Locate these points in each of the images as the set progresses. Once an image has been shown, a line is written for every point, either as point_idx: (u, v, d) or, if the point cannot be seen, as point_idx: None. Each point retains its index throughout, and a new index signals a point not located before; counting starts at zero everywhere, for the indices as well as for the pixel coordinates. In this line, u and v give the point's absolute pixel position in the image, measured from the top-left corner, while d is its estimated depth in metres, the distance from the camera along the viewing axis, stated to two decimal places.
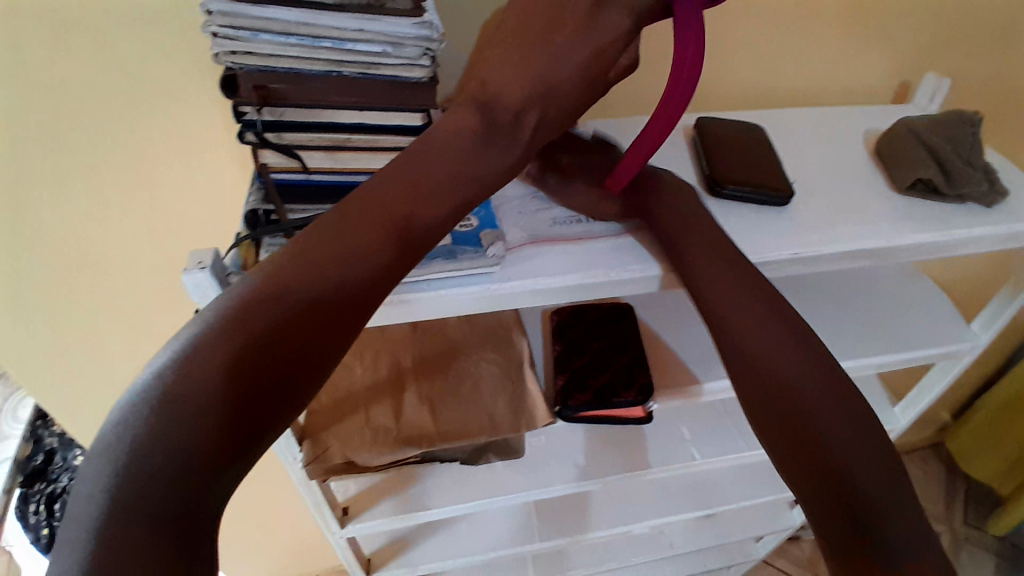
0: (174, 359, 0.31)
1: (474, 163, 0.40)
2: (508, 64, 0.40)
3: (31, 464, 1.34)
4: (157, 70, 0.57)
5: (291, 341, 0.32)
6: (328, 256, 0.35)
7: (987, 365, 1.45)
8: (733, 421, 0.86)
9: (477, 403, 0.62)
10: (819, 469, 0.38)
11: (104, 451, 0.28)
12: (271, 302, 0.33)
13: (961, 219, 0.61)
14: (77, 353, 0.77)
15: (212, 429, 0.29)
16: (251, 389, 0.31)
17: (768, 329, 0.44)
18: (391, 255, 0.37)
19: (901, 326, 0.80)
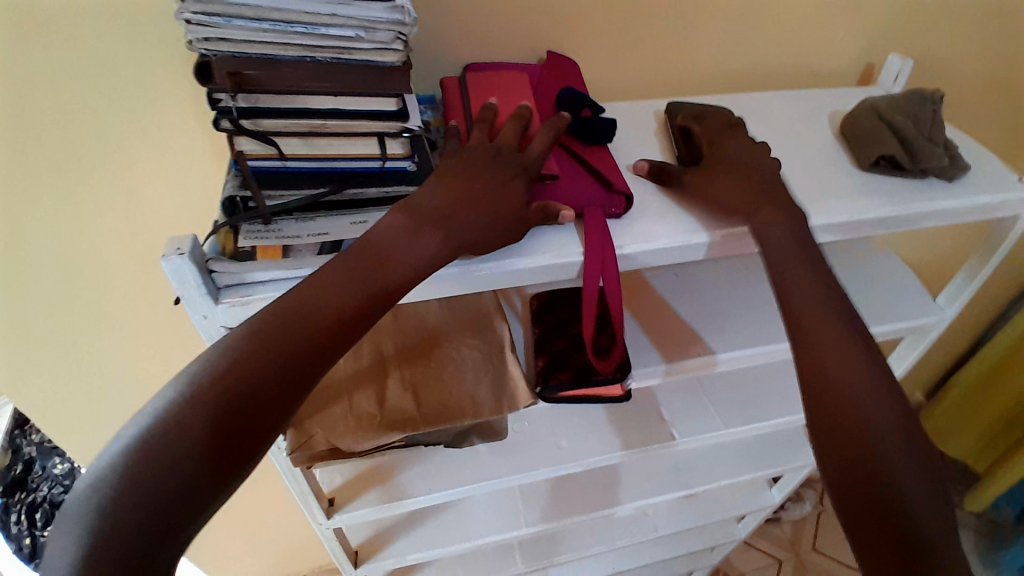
0: (161, 410, 0.35)
1: (407, 253, 0.42)
2: (462, 181, 0.46)
3: (10, 474, 1.32)
4: (124, 61, 0.57)
5: (243, 419, 0.36)
6: (286, 333, 0.38)
7: (956, 343, 1.50)
8: (712, 401, 0.88)
9: (459, 387, 0.62)
10: (879, 496, 0.41)
11: (91, 496, 0.32)
12: (233, 372, 0.36)
13: (923, 194, 0.64)
14: (49, 354, 0.76)
15: (173, 492, 0.33)
16: (210, 455, 0.35)
17: (856, 361, 0.45)
18: (340, 332, 0.39)
19: (871, 302, 0.83)
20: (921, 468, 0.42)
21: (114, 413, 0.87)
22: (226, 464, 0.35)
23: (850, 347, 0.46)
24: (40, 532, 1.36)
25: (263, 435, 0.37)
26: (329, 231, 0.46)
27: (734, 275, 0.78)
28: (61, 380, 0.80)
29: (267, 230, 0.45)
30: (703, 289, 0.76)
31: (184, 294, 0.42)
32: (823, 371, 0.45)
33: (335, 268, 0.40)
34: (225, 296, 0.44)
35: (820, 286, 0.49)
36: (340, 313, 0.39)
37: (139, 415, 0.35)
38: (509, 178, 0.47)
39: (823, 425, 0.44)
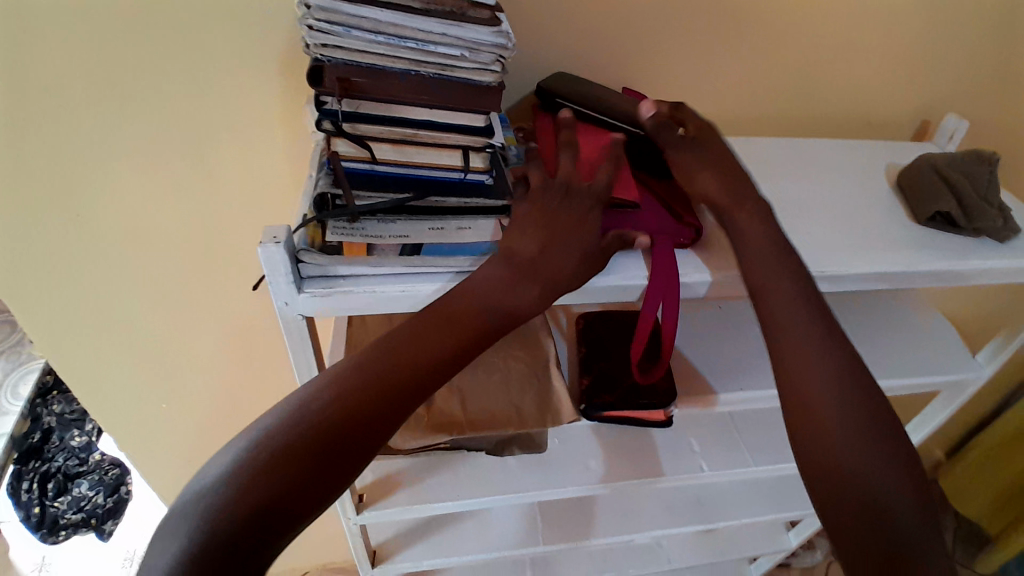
0: (242, 448, 0.40)
1: (498, 304, 0.46)
2: (530, 224, 0.48)
3: (27, 442, 1.44)
4: (220, 57, 0.61)
5: (331, 438, 0.41)
6: (364, 378, 0.43)
7: (982, 404, 1.48)
8: (740, 438, 0.88)
9: (505, 397, 0.64)
10: (852, 499, 0.44)
11: (182, 520, 0.37)
12: (315, 412, 0.41)
13: (976, 252, 0.65)
14: (106, 325, 0.80)
15: (275, 498, 0.38)
16: (296, 463, 0.39)
17: (842, 413, 0.47)
18: (416, 377, 0.44)
19: (910, 354, 0.83)
20: (888, 470, 0.45)
21: (156, 390, 0.90)
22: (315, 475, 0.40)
23: (841, 397, 0.47)
24: (51, 501, 1.38)
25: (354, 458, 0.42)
26: (409, 235, 0.48)
27: None
28: (111, 352, 0.83)
29: (352, 228, 0.47)
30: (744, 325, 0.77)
31: (272, 279, 0.45)
32: (795, 376, 0.48)
33: (421, 322, 0.45)
34: (308, 286, 0.47)
35: (796, 281, 0.51)
36: (414, 361, 0.44)
37: (226, 450, 0.40)
38: (588, 219, 0.49)
39: (802, 435, 0.47)
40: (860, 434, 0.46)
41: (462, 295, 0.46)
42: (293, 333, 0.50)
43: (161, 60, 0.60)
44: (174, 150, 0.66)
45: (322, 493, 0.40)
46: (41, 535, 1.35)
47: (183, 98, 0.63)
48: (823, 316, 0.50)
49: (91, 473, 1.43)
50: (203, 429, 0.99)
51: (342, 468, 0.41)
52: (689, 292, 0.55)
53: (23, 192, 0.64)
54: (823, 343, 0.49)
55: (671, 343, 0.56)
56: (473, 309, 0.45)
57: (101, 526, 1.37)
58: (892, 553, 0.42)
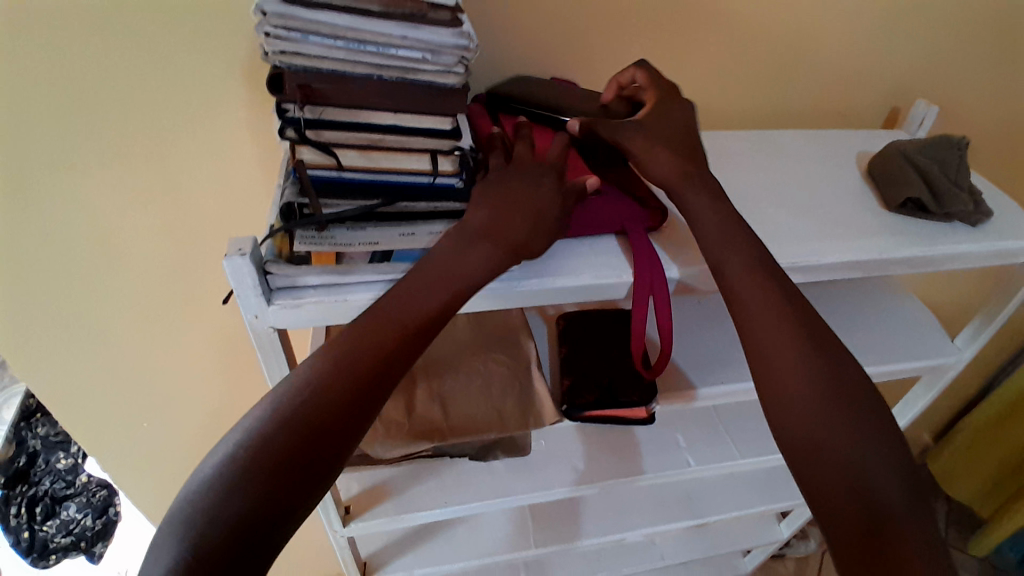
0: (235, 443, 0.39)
1: (472, 273, 0.45)
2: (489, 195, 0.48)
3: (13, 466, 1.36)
4: (181, 70, 0.60)
5: (317, 425, 0.40)
6: (340, 365, 0.41)
7: (967, 386, 1.50)
8: (727, 431, 0.89)
9: (486, 401, 0.64)
10: (826, 464, 0.44)
11: (180, 517, 0.37)
12: (299, 404, 0.40)
13: (947, 236, 0.65)
14: (78, 346, 0.78)
15: (270, 482, 0.38)
16: (293, 450, 0.39)
17: (813, 383, 0.46)
18: (391, 359, 0.43)
19: (890, 340, 0.83)
20: (862, 430, 0.45)
21: (135, 409, 0.89)
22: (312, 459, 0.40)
23: (814, 370, 0.46)
24: (39, 526, 1.36)
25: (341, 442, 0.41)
26: (379, 241, 0.48)
27: None
28: (85, 374, 0.81)
29: (320, 236, 0.47)
30: (725, 319, 0.77)
31: (239, 291, 0.44)
32: (758, 349, 0.48)
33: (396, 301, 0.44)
34: (277, 297, 0.46)
35: (753, 252, 0.50)
36: (382, 343, 0.43)
37: (220, 447, 0.40)
38: (547, 186, 0.49)
39: (771, 408, 0.47)
40: (825, 396, 0.45)
41: (436, 269, 0.45)
42: (265, 345, 0.49)
43: (120, 75, 0.58)
44: (139, 165, 0.65)
45: (319, 477, 0.40)
46: (32, 560, 1.35)
47: (144, 112, 0.61)
48: (776, 283, 0.49)
49: (79, 495, 1.41)
50: (186, 447, 0.97)
51: (332, 453, 0.41)
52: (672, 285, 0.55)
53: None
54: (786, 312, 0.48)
55: (671, 337, 0.56)
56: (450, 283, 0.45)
57: (91, 548, 1.38)
58: (871, 523, 0.42)
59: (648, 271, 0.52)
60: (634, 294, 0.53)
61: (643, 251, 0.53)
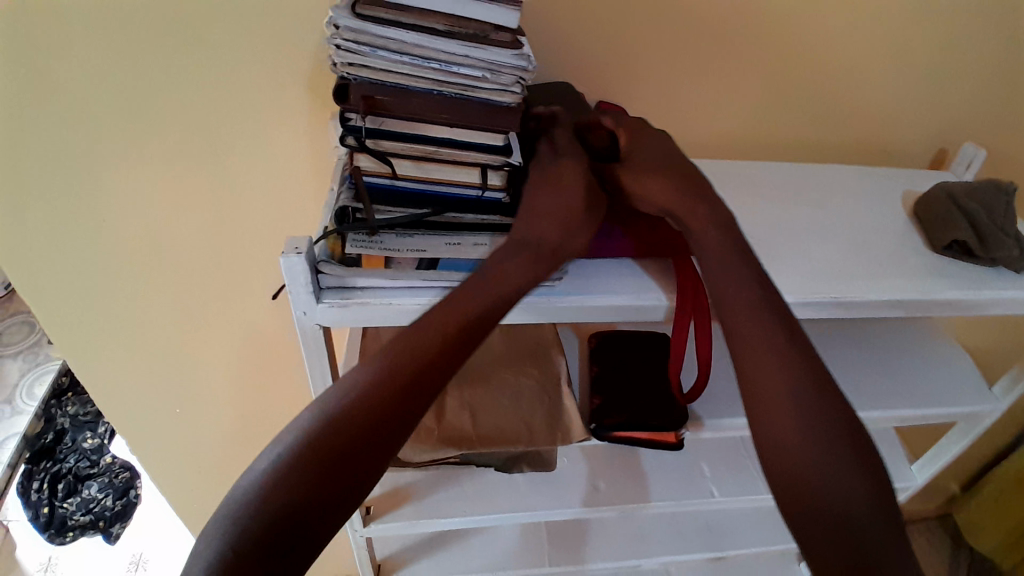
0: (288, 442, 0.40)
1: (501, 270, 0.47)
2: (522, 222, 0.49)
3: (41, 441, 1.53)
4: (248, 73, 0.63)
5: (353, 432, 0.41)
6: (374, 378, 0.43)
7: (1001, 439, 1.45)
8: (751, 462, 0.88)
9: (516, 413, 0.64)
10: (824, 512, 0.40)
11: (235, 506, 0.38)
12: (342, 411, 0.41)
13: (993, 281, 0.64)
14: (125, 329, 0.81)
15: (295, 508, 0.38)
16: (317, 478, 0.39)
17: (806, 433, 0.43)
18: (415, 369, 0.43)
19: (926, 383, 0.82)
20: (851, 478, 0.41)
21: (171, 396, 0.92)
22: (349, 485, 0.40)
23: (811, 429, 0.43)
24: (59, 503, 1.42)
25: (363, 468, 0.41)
26: (426, 249, 0.49)
27: None
28: (128, 356, 0.85)
29: (371, 240, 0.48)
30: None
31: (292, 288, 0.46)
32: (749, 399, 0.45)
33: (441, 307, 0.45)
34: (327, 296, 0.48)
35: (756, 289, 0.48)
36: (410, 355, 0.44)
37: (273, 447, 0.41)
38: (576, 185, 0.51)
39: (765, 452, 0.44)
40: (819, 445, 0.42)
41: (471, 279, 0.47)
42: (310, 341, 0.51)
43: (191, 74, 0.62)
44: (200, 161, 0.68)
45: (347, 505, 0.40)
46: (50, 536, 1.38)
47: (210, 110, 0.65)
48: (783, 340, 0.46)
49: (101, 475, 1.49)
50: (214, 438, 1.00)
51: (357, 479, 0.41)
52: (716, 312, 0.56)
53: (54, 200, 0.67)
54: (783, 357, 0.45)
55: (709, 364, 0.56)
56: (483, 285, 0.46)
57: (109, 528, 1.38)
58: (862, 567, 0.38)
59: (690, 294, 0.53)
60: (673, 319, 0.54)
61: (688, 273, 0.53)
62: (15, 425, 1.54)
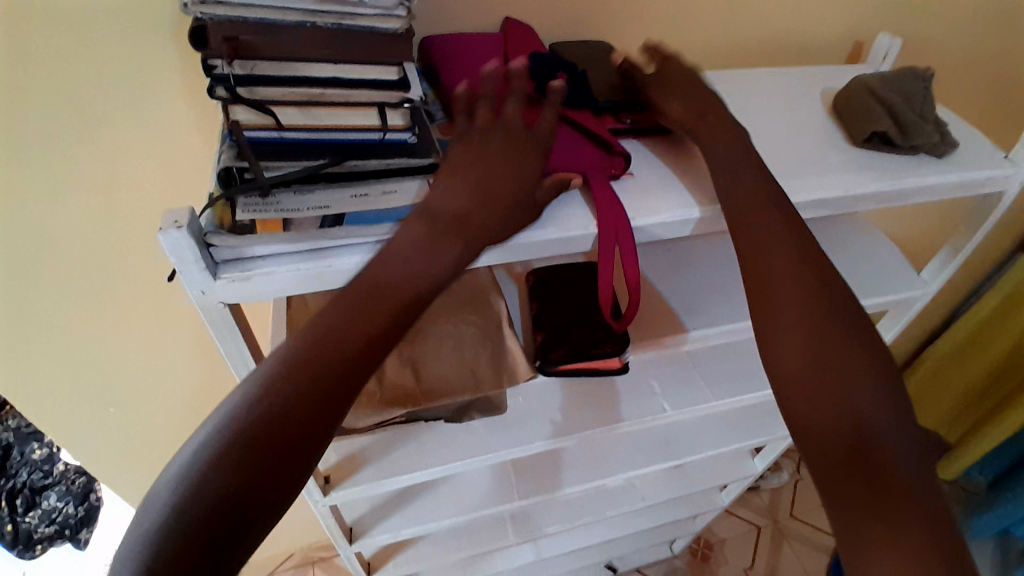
0: (198, 445, 0.37)
1: (429, 247, 0.43)
2: (468, 167, 0.46)
3: None
4: (98, 28, 0.54)
5: (292, 421, 0.39)
6: (309, 368, 0.40)
7: (929, 319, 1.57)
8: (700, 373, 0.90)
9: (459, 362, 0.63)
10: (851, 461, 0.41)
11: (146, 520, 0.35)
12: (273, 404, 0.38)
13: (914, 170, 0.65)
14: (26, 336, 0.73)
15: (218, 514, 0.35)
16: (247, 470, 0.37)
17: (853, 398, 0.42)
18: (353, 354, 0.41)
19: (857, 276, 0.85)
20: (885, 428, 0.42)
21: (101, 395, 0.85)
22: (276, 478, 0.38)
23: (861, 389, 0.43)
24: (22, 518, 1.35)
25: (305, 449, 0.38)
26: (330, 205, 0.44)
27: (721, 256, 0.81)
28: (38, 362, 0.77)
29: (266, 203, 0.43)
30: (692, 268, 0.79)
31: (180, 266, 0.41)
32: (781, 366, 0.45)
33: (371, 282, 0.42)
34: (223, 271, 0.43)
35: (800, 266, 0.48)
36: (348, 341, 0.41)
37: (180, 456, 0.38)
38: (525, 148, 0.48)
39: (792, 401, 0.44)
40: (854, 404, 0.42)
41: (391, 251, 0.43)
42: (217, 323, 0.47)
43: (25, 35, 0.52)
44: (65, 137, 0.59)
45: (282, 502, 0.38)
46: (19, 551, 1.35)
47: (61, 77, 0.55)
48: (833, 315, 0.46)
49: (58, 484, 1.38)
50: (162, 429, 0.96)
51: (291, 471, 0.38)
52: (645, 234, 0.54)
53: None
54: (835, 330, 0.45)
55: (639, 286, 0.55)
56: (414, 262, 0.43)
57: (75, 535, 1.37)
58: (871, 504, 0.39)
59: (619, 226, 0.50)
60: (600, 245, 0.51)
61: (611, 202, 0.50)
62: None
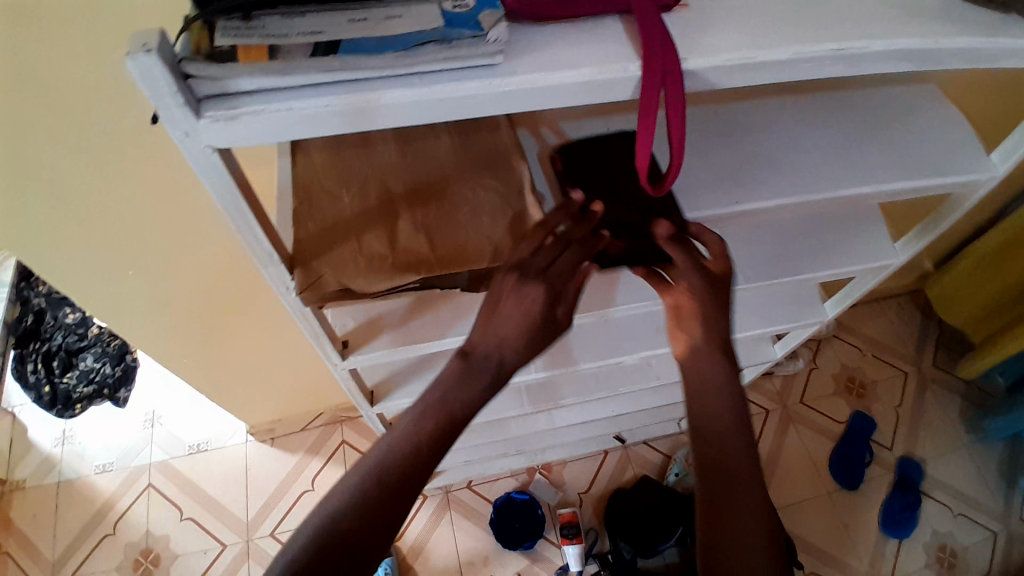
0: (343, 500, 0.52)
1: (512, 330, 0.56)
2: (543, 283, 0.57)
3: (21, 324, 1.59)
4: None
5: (420, 455, 0.54)
6: (428, 415, 0.55)
7: (981, 214, 1.45)
8: (731, 255, 0.85)
9: (476, 229, 0.58)
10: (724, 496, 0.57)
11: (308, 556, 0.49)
12: (403, 451, 0.54)
13: (1017, 23, 0.54)
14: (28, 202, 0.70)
15: (355, 538, 0.50)
16: (376, 507, 0.52)
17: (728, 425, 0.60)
18: (454, 397, 0.56)
19: (922, 156, 0.75)
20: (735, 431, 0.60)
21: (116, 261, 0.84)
22: (397, 502, 0.52)
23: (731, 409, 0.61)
24: (60, 379, 1.54)
25: (460, 403, 0.56)
26: (323, 30, 0.37)
27: (761, 131, 0.74)
28: (44, 229, 0.74)
29: (248, 28, 0.36)
30: (723, 148, 0.72)
31: (156, 99, 0.36)
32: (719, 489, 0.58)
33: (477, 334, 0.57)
34: (207, 109, 0.38)
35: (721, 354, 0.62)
36: (443, 395, 0.56)
37: (325, 503, 0.52)
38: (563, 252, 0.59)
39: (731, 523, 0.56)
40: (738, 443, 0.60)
41: (488, 313, 0.57)
42: (209, 171, 0.42)
43: None
44: None
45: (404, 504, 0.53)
46: (58, 410, 1.52)
47: None
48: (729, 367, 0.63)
49: (94, 346, 1.58)
50: (181, 292, 0.95)
51: (407, 490, 0.53)
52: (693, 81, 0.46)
53: None
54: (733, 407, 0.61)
55: (683, 148, 0.48)
56: (496, 316, 0.57)
57: (114, 394, 1.55)
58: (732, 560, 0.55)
59: (666, 67, 0.43)
60: (642, 93, 0.44)
61: (654, 29, 0.42)
62: None
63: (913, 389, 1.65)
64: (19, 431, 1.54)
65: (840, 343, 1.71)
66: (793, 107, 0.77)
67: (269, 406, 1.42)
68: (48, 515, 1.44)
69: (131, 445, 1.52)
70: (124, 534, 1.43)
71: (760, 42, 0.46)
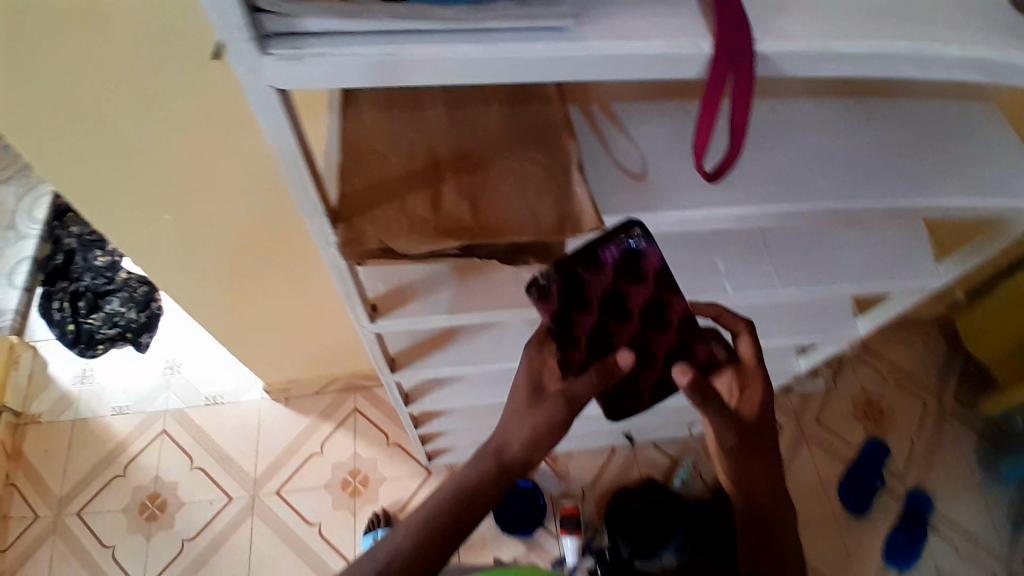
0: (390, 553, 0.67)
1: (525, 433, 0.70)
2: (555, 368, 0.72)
3: (50, 263, 1.67)
4: None
5: (449, 527, 0.68)
6: (461, 482, 0.70)
7: None
8: (769, 258, 0.83)
9: (521, 201, 0.57)
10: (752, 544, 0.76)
11: None
12: (438, 511, 0.68)
13: None
14: (75, 135, 0.72)
15: None
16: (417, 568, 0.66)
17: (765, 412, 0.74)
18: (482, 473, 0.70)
19: (979, 174, 0.72)
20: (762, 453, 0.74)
21: (155, 204, 0.86)
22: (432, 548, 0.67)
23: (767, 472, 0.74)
24: (84, 319, 1.60)
25: (482, 492, 0.69)
26: None
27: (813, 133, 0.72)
28: (89, 164, 0.76)
29: None
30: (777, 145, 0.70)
31: (225, 31, 0.36)
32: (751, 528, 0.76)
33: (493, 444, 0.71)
34: (274, 47, 0.38)
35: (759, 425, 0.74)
36: (476, 469, 0.70)
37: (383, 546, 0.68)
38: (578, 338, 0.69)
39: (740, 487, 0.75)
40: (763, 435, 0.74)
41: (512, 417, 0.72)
42: (268, 112, 0.42)
43: None
44: None
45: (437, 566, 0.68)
46: (81, 349, 1.58)
47: None
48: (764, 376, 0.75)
49: (120, 291, 1.62)
50: (214, 243, 0.97)
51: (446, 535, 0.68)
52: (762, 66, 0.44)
53: None
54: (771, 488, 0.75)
55: (745, 134, 0.46)
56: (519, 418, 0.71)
57: (137, 338, 1.60)
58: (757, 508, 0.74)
59: (738, 45, 0.41)
60: (709, 73, 0.43)
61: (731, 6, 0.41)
62: (23, 250, 1.67)
63: (933, 421, 1.61)
64: (40, 365, 1.57)
65: (862, 366, 1.68)
66: (851, 112, 0.74)
67: (286, 367, 1.44)
68: (63, 448, 1.49)
69: (148, 390, 1.55)
70: (133, 476, 1.47)
71: (834, 32, 0.44)
